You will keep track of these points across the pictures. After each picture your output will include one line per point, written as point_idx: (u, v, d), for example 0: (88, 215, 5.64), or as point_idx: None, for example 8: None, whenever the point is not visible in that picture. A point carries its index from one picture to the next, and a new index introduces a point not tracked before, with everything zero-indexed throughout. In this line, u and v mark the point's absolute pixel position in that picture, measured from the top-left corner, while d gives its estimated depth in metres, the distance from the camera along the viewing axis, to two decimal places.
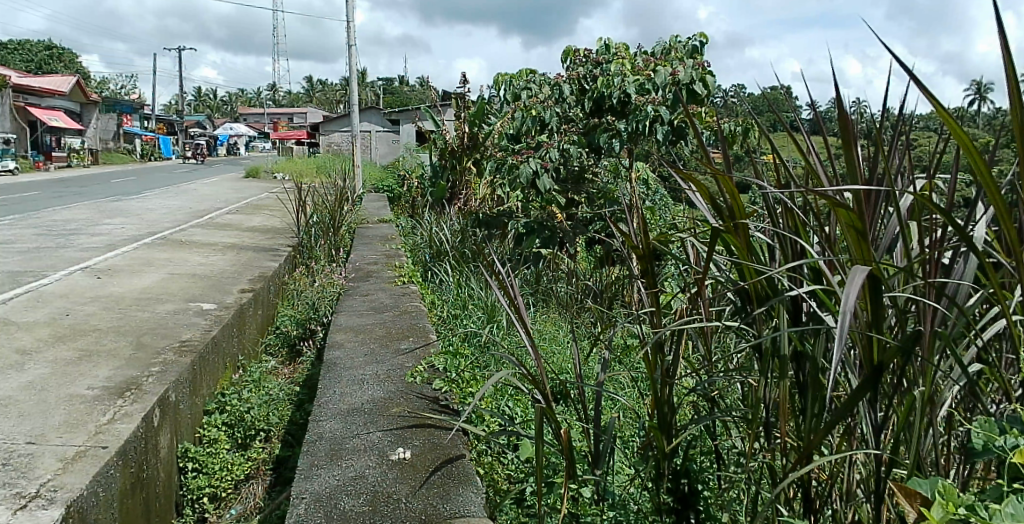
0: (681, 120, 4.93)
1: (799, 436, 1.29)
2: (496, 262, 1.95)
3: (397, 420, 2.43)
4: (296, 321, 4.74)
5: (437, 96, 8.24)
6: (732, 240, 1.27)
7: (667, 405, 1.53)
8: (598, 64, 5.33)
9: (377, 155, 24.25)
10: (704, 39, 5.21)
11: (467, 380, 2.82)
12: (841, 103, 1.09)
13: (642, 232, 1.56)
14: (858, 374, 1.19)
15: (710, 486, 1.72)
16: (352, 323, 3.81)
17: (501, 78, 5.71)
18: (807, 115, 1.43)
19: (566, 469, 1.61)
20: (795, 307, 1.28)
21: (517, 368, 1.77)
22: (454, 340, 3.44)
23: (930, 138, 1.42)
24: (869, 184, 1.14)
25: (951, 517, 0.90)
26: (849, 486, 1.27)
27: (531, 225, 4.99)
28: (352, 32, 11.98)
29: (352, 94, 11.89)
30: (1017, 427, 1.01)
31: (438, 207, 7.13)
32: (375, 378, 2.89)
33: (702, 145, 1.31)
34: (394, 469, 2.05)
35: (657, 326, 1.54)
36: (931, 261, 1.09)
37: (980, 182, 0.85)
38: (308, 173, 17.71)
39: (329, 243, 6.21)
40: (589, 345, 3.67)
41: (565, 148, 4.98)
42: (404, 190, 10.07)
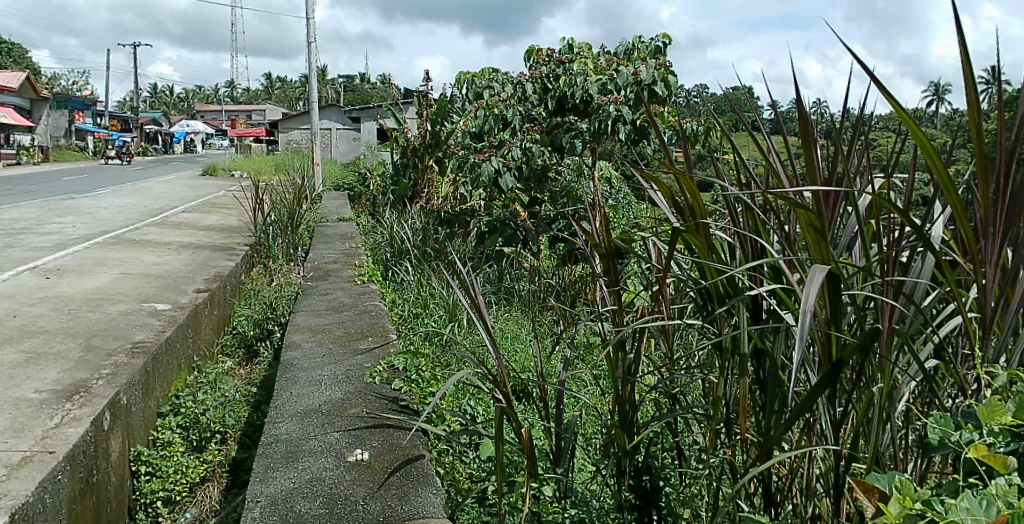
0: (642, 120, 4.97)
1: (759, 432, 1.31)
2: (456, 260, 1.95)
3: (356, 421, 2.40)
4: (252, 321, 4.66)
5: (400, 94, 8.17)
6: (693, 240, 1.28)
7: (629, 403, 1.55)
8: (561, 62, 5.31)
9: (338, 153, 24.10)
10: (666, 40, 5.25)
11: (427, 380, 2.79)
12: (799, 104, 1.10)
13: (604, 230, 1.56)
14: (817, 372, 1.21)
15: (671, 484, 1.74)
16: (309, 322, 3.75)
17: (463, 77, 5.68)
18: (767, 115, 1.43)
19: (528, 468, 1.60)
20: (755, 305, 1.29)
21: (478, 368, 1.75)
22: (415, 339, 3.40)
23: (888, 138, 1.44)
24: (828, 184, 1.16)
25: (908, 512, 0.92)
26: (809, 482, 1.29)
27: (493, 222, 4.96)
28: (312, 29, 11.80)
29: (312, 91, 11.73)
30: (971, 422, 1.02)
31: (399, 206, 7.05)
32: (333, 378, 2.84)
33: (663, 144, 1.32)
34: (352, 470, 2.02)
35: (619, 325, 1.55)
36: (889, 260, 1.12)
37: (937, 183, 0.88)
38: (265, 172, 17.32)
39: (287, 242, 6.09)
40: (551, 344, 3.67)
41: (527, 147, 4.99)
42: (366, 187, 9.97)
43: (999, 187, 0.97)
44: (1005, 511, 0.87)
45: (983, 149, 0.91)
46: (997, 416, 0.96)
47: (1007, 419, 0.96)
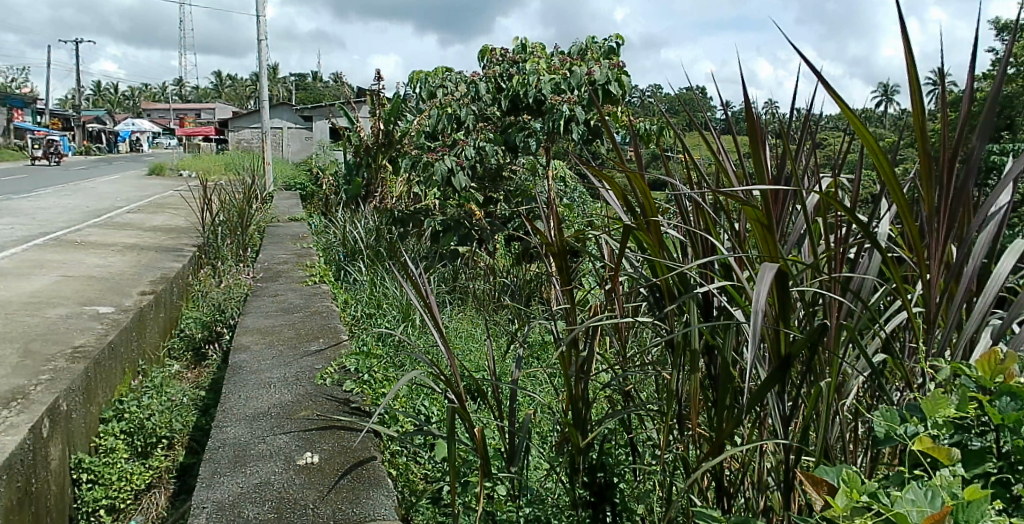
0: (596, 120, 5.01)
1: (710, 427, 1.33)
2: (407, 259, 1.93)
3: (306, 423, 2.35)
4: (200, 323, 4.54)
5: (352, 93, 8.07)
6: (645, 238, 1.29)
7: (582, 401, 1.56)
8: (514, 62, 5.31)
9: (289, 152, 23.70)
10: (619, 40, 5.30)
11: (380, 381, 2.75)
12: (747, 104, 1.13)
13: (557, 229, 1.57)
14: (767, 367, 1.24)
15: (625, 480, 1.76)
16: (259, 323, 3.68)
17: (416, 76, 5.63)
18: (717, 116, 1.46)
19: (481, 468, 1.59)
20: (706, 302, 1.31)
21: (430, 369, 1.74)
22: (368, 340, 3.36)
23: (836, 138, 1.48)
24: (776, 183, 1.19)
25: (855, 505, 0.94)
26: (760, 476, 1.32)
27: (447, 222, 4.93)
28: (263, 26, 11.58)
29: (262, 90, 11.50)
30: (916, 415, 1.05)
31: (352, 206, 6.97)
32: (283, 380, 2.79)
33: (614, 143, 1.33)
34: (301, 474, 1.98)
35: (573, 323, 1.56)
36: (837, 257, 1.15)
37: (883, 183, 0.91)
38: (214, 171, 16.96)
39: (236, 242, 5.94)
40: (505, 343, 3.67)
41: (481, 146, 5.00)
42: (317, 187, 9.82)
43: (942, 185, 1.01)
44: (950, 502, 0.90)
45: (926, 148, 0.94)
46: (941, 408, 1.00)
47: (950, 411, 1.00)
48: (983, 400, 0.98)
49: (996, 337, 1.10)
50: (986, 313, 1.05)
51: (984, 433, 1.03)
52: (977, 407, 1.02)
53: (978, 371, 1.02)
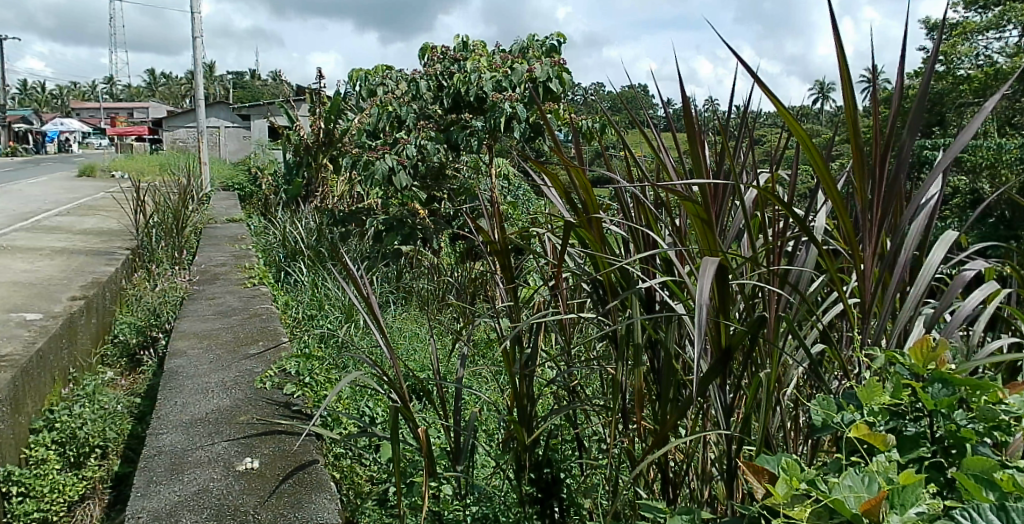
0: (537, 118, 5.02)
1: (655, 420, 1.35)
2: (346, 259, 1.90)
3: (246, 428, 2.29)
4: (135, 328, 4.38)
5: (291, 91, 7.92)
6: (587, 234, 1.30)
7: (527, 398, 1.56)
8: (455, 60, 5.28)
9: (227, 152, 23.10)
10: (560, 38, 5.33)
11: (322, 383, 2.70)
12: (685, 102, 1.14)
13: (500, 226, 1.57)
14: (709, 359, 1.26)
15: (573, 475, 1.76)
16: (195, 327, 3.57)
17: (356, 74, 5.56)
18: (658, 112, 1.48)
19: (426, 468, 1.57)
20: (649, 297, 1.33)
21: (373, 370, 1.72)
22: (309, 342, 3.29)
23: (774, 134, 1.51)
24: (715, 179, 1.21)
25: (794, 492, 0.96)
26: (704, 467, 1.34)
27: (390, 221, 4.92)
28: (198, 23, 11.25)
29: (198, 88, 11.17)
30: (852, 403, 1.08)
31: (292, 206, 6.82)
32: (221, 385, 2.71)
33: (554, 140, 1.34)
34: (241, 480, 1.93)
35: (517, 320, 1.56)
36: (775, 251, 1.18)
37: (818, 180, 0.94)
38: (148, 172, 16.39)
39: (172, 244, 5.75)
40: (450, 341, 3.65)
41: (422, 144, 4.98)
42: (257, 187, 9.59)
43: (876, 178, 1.05)
44: (885, 486, 0.93)
45: (859, 143, 0.98)
46: (876, 396, 1.03)
47: (885, 398, 1.03)
48: (917, 387, 1.02)
49: (927, 327, 1.15)
50: (919, 303, 1.09)
51: (919, 418, 1.06)
52: (911, 393, 1.06)
53: (912, 360, 1.06)
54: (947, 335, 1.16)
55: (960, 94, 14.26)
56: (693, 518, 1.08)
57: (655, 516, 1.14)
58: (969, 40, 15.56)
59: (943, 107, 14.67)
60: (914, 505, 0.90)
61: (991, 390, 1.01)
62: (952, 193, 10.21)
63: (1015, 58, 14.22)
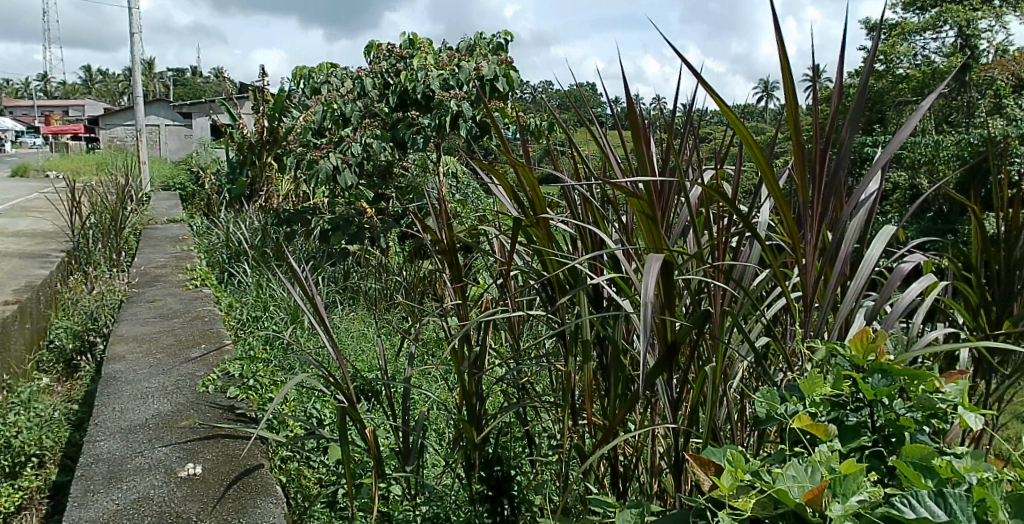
0: (483, 116, 4.99)
1: (604, 415, 1.36)
2: (290, 258, 1.85)
3: (187, 433, 2.23)
4: (71, 332, 4.21)
5: (233, 88, 7.73)
6: (533, 231, 1.30)
7: (476, 396, 1.56)
8: (401, 58, 5.22)
9: (168, 151, 22.44)
10: (507, 37, 5.33)
11: (267, 385, 2.64)
12: (630, 101, 1.16)
13: (447, 225, 1.56)
14: (656, 355, 1.27)
15: (523, 472, 1.77)
16: (134, 331, 3.45)
17: (300, 71, 5.45)
18: (606, 112, 1.49)
19: (375, 469, 1.55)
20: (596, 294, 1.34)
21: (318, 371, 1.69)
22: (254, 343, 3.22)
23: (719, 132, 1.54)
24: (660, 175, 1.23)
25: (739, 483, 0.98)
26: (654, 460, 1.36)
27: (336, 220, 4.80)
28: (135, 18, 10.89)
29: (136, 86, 10.82)
30: (794, 395, 1.11)
31: (235, 206, 6.66)
32: (161, 389, 2.62)
33: (501, 138, 1.34)
34: (183, 486, 1.88)
35: (465, 318, 1.56)
36: (719, 248, 1.20)
37: (760, 178, 0.96)
38: (84, 172, 15.79)
39: (109, 245, 5.55)
40: (398, 341, 3.62)
41: (368, 143, 4.92)
42: (198, 187, 9.34)
43: (816, 175, 1.08)
44: (827, 476, 0.95)
45: (800, 139, 1.00)
46: (817, 387, 1.06)
47: (826, 390, 1.06)
48: (858, 378, 1.05)
49: (867, 318, 1.18)
50: (859, 295, 1.12)
51: (859, 408, 1.09)
52: (851, 384, 1.09)
53: (852, 352, 1.09)
54: (887, 325, 1.20)
55: (897, 94, 14.75)
56: (642, 511, 1.08)
57: (605, 510, 1.15)
58: (904, 41, 16.11)
59: (882, 106, 15.15)
60: (855, 493, 0.93)
61: (929, 379, 1.05)
62: (891, 188, 10.55)
63: (947, 59, 14.77)
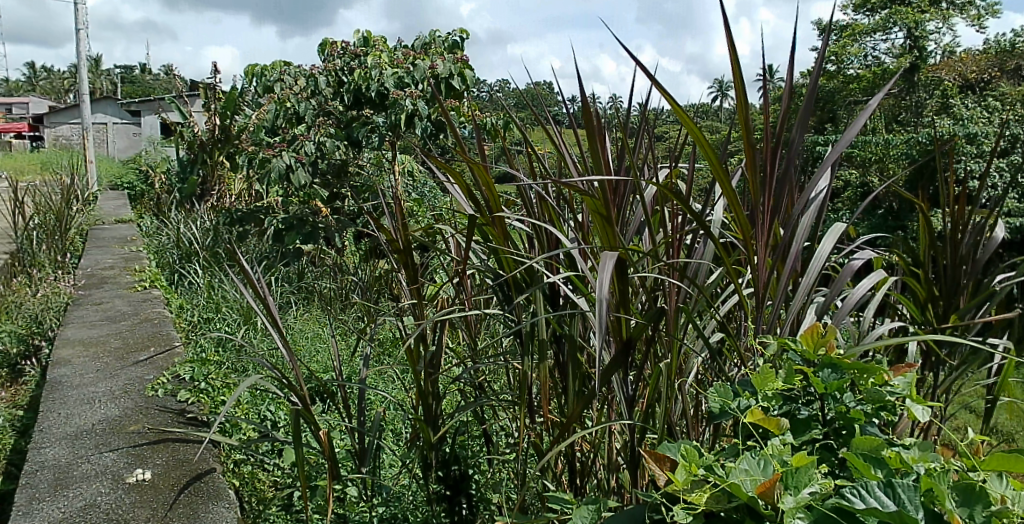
0: (438, 115, 4.96)
1: (562, 413, 1.36)
2: (241, 258, 1.81)
3: (136, 438, 2.16)
4: (13, 337, 4.06)
5: (183, 85, 7.54)
6: (489, 230, 1.30)
7: (433, 396, 1.55)
8: (355, 56, 5.15)
9: (116, 149, 21.80)
10: (462, 35, 5.31)
11: (218, 388, 2.58)
12: (584, 100, 1.16)
13: (402, 225, 1.55)
14: (612, 352, 1.28)
15: (481, 470, 1.77)
16: (79, 335, 3.34)
17: (252, 69, 5.34)
18: (562, 111, 1.49)
19: (330, 471, 1.53)
20: (552, 292, 1.34)
21: (271, 372, 1.66)
22: (205, 346, 3.14)
23: (673, 131, 1.56)
24: (616, 174, 1.24)
25: (693, 478, 1.00)
26: (611, 456, 1.37)
27: (290, 220, 4.72)
28: (80, 13, 10.54)
29: (80, 83, 10.47)
30: (747, 389, 1.13)
31: (186, 205, 6.51)
32: (108, 394, 2.54)
33: (456, 137, 1.33)
34: (131, 492, 1.83)
35: (421, 318, 1.55)
36: (674, 245, 1.22)
37: (713, 176, 0.98)
38: (26, 171, 15.22)
39: (53, 247, 5.36)
40: (353, 341, 3.57)
41: (321, 142, 4.86)
42: (148, 186, 9.08)
43: (768, 174, 1.10)
44: (779, 469, 0.97)
45: (751, 138, 1.02)
46: (769, 382, 1.08)
47: (778, 384, 1.08)
48: (810, 372, 1.07)
49: (819, 313, 1.21)
50: (810, 291, 1.14)
51: (810, 402, 1.12)
52: (802, 379, 1.12)
53: (803, 346, 1.12)
54: (838, 321, 1.23)
55: (847, 94, 15.10)
56: (599, 508, 1.09)
57: (563, 507, 1.15)
58: (854, 43, 16.48)
59: (832, 105, 15.51)
60: (807, 485, 0.95)
61: (878, 373, 1.07)
62: (841, 187, 10.80)
63: (896, 60, 15.14)
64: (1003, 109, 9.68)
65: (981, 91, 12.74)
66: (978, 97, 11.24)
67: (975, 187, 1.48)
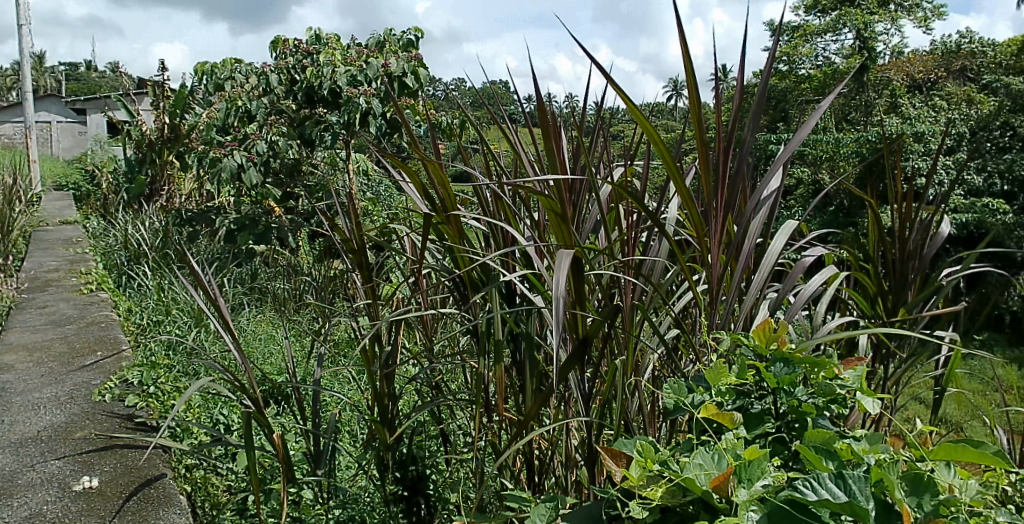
0: (393, 114, 4.92)
1: (519, 411, 1.37)
2: (191, 259, 1.76)
3: (82, 445, 2.10)
4: None
5: (131, 82, 7.34)
6: (445, 229, 1.29)
7: (388, 396, 1.53)
8: (308, 54, 5.07)
9: (61, 148, 21.10)
10: (417, 33, 5.27)
11: (168, 392, 2.52)
12: (539, 100, 1.17)
13: (356, 224, 1.53)
14: (570, 350, 1.29)
15: (438, 470, 1.76)
16: (22, 339, 3.22)
17: (202, 67, 5.24)
18: (518, 110, 1.49)
19: (284, 474, 1.51)
20: (508, 291, 1.34)
21: (223, 375, 1.62)
22: (155, 350, 3.06)
23: (628, 131, 1.57)
24: (572, 173, 1.24)
25: (648, 473, 1.01)
26: (568, 454, 1.38)
27: (241, 220, 4.58)
28: (21, 8, 10.19)
29: (22, 80, 10.12)
30: (701, 385, 1.14)
31: (134, 206, 6.34)
32: (53, 400, 2.46)
33: (411, 135, 1.32)
34: (78, 501, 1.77)
35: (375, 318, 1.53)
36: (629, 243, 1.23)
37: (667, 175, 0.99)
38: None
39: None
40: (307, 343, 3.53)
41: (273, 141, 4.80)
42: (95, 186, 8.82)
43: (721, 172, 1.12)
44: (732, 463, 0.99)
45: (704, 137, 1.04)
46: (722, 377, 1.09)
47: (731, 379, 1.10)
48: (762, 367, 1.09)
49: (772, 309, 1.23)
50: (762, 287, 1.16)
51: (763, 396, 1.14)
52: (755, 373, 1.14)
53: (756, 341, 1.14)
54: (789, 316, 1.25)
55: (799, 93, 15.44)
56: (557, 506, 1.09)
57: (520, 505, 1.15)
58: (807, 43, 16.79)
59: (784, 104, 15.86)
60: (759, 478, 0.97)
61: (827, 367, 1.10)
62: (793, 185, 11.05)
63: (847, 59, 15.48)
64: (948, 108, 9.97)
65: (929, 91, 13.09)
66: (924, 97, 11.56)
67: (923, 185, 1.52)
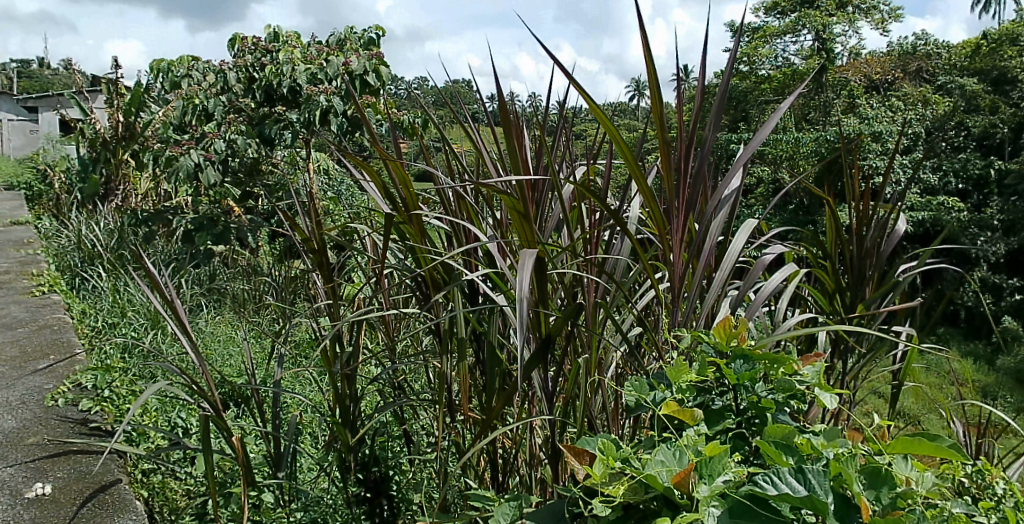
0: (355, 112, 4.88)
1: (482, 411, 1.36)
2: (147, 260, 1.72)
3: (34, 451, 2.04)
4: None
5: (84, 80, 7.16)
6: (407, 228, 1.28)
7: (350, 397, 1.52)
8: (267, 51, 5.00)
9: (11, 146, 20.47)
10: (379, 31, 5.23)
11: (124, 396, 2.45)
12: (501, 99, 1.16)
13: (316, 224, 1.51)
14: (533, 349, 1.29)
15: (401, 471, 1.74)
16: None
17: (158, 64, 5.14)
18: (481, 108, 1.49)
19: (244, 477, 1.48)
20: (471, 290, 1.34)
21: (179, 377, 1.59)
22: (110, 353, 2.99)
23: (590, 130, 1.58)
24: (535, 172, 1.24)
25: (610, 471, 1.01)
26: (532, 452, 1.38)
27: (200, 220, 4.49)
28: None
29: None
30: (663, 382, 1.16)
31: (88, 206, 6.18)
32: (3, 405, 2.39)
33: (372, 133, 1.31)
34: (30, 508, 1.72)
35: (337, 319, 1.52)
36: (591, 242, 1.23)
37: (628, 174, 0.99)
38: None
39: None
40: (267, 344, 3.48)
41: (232, 139, 4.74)
42: (47, 186, 8.58)
43: (682, 171, 1.13)
44: (693, 459, 1.00)
45: (666, 137, 1.04)
46: (683, 374, 1.10)
47: (692, 376, 1.11)
48: (723, 363, 1.11)
49: (732, 306, 1.25)
50: (723, 285, 1.18)
51: (724, 392, 1.16)
52: (716, 370, 1.15)
53: (716, 339, 1.15)
54: (749, 313, 1.27)
55: (759, 94, 15.72)
56: (521, 504, 1.09)
57: (484, 504, 1.15)
58: (767, 44, 17.06)
59: (745, 105, 16.13)
60: (720, 474, 0.98)
61: (787, 363, 1.12)
62: (754, 184, 11.24)
63: (805, 60, 15.76)
64: (902, 110, 10.23)
65: (884, 92, 13.41)
66: (880, 98, 11.85)
67: (879, 184, 1.55)
